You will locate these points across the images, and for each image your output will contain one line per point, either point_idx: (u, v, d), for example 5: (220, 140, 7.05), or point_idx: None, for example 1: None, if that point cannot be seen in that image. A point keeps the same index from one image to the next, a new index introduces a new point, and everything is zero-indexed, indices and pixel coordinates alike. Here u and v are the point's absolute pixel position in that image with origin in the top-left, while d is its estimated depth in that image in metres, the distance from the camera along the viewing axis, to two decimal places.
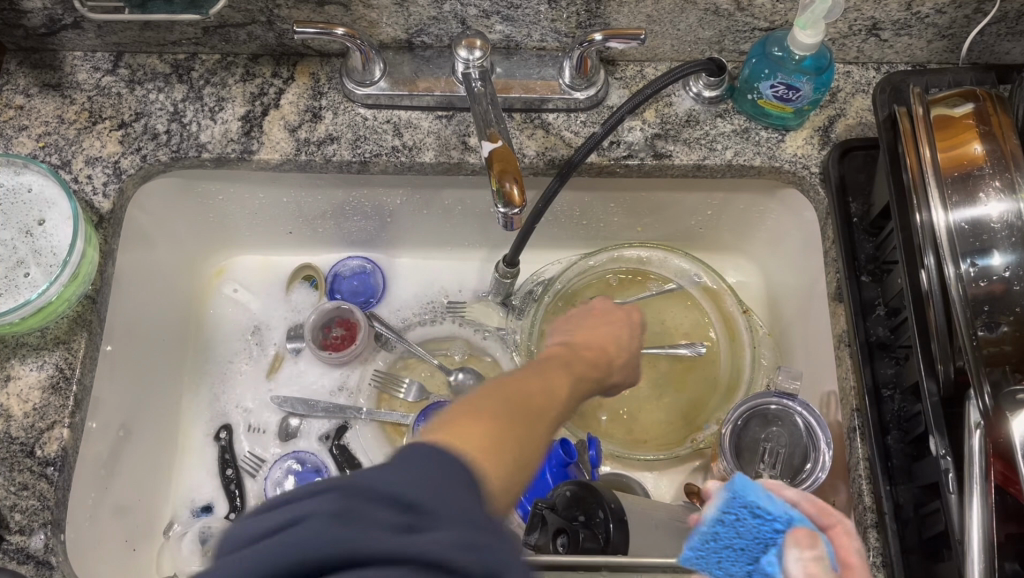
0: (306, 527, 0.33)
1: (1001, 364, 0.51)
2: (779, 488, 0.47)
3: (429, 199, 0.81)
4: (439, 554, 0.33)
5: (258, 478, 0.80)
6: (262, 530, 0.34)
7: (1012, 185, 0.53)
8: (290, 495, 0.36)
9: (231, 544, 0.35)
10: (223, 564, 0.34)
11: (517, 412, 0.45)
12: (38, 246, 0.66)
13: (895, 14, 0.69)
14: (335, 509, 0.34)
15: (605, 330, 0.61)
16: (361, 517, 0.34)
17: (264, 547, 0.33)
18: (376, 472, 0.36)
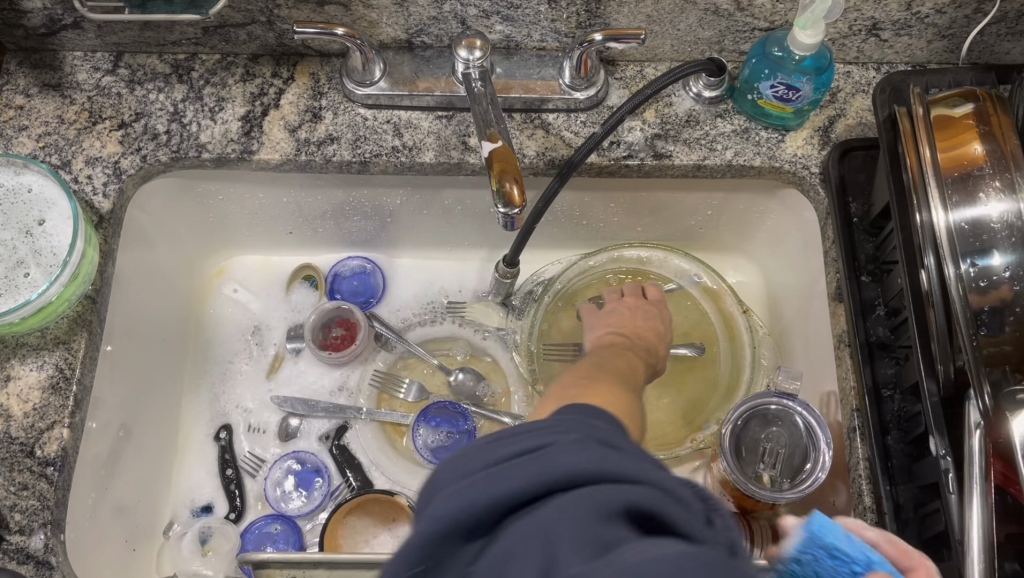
0: (552, 450, 0.38)
1: (1000, 364, 0.51)
2: (858, 528, 0.46)
3: (429, 199, 0.81)
4: (667, 484, 0.37)
5: (259, 478, 0.80)
6: (496, 457, 0.39)
7: (1012, 184, 0.53)
8: (517, 431, 0.41)
9: (464, 469, 0.39)
10: (471, 482, 0.38)
11: (613, 372, 0.65)
12: (38, 246, 0.66)
13: (895, 14, 0.69)
14: (573, 440, 0.39)
15: (652, 316, 0.77)
16: (597, 447, 0.38)
17: (512, 465, 0.38)
18: (581, 422, 0.41)
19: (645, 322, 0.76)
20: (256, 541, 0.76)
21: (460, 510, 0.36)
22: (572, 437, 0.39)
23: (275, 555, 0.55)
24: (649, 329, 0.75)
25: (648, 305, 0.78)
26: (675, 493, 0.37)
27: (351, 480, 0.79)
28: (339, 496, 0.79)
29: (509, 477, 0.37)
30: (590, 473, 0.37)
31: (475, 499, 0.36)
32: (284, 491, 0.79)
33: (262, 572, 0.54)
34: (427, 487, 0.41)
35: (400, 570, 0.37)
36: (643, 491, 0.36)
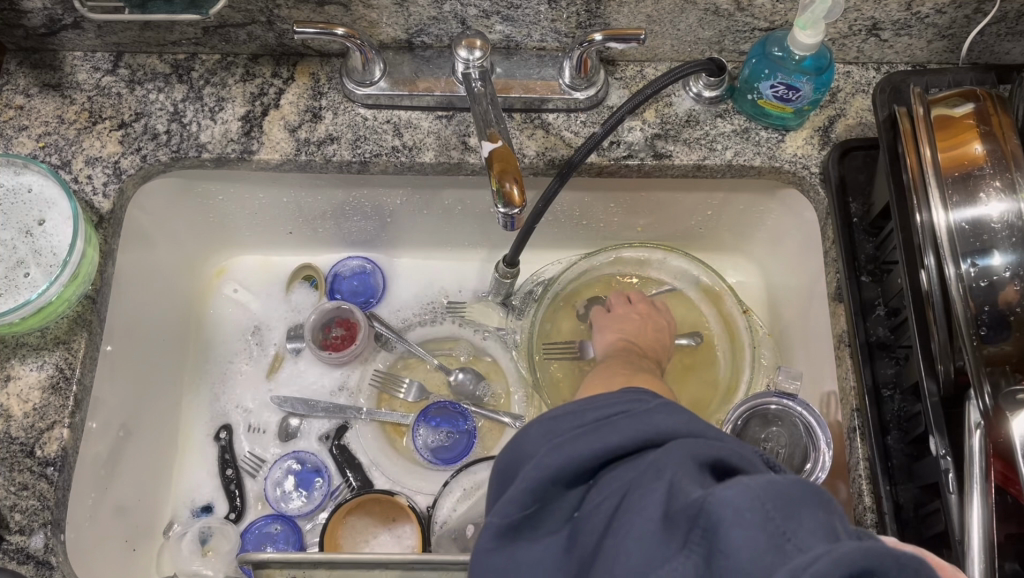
0: (642, 412, 0.44)
1: (1001, 364, 0.51)
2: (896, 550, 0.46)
3: (429, 199, 0.81)
4: (741, 443, 0.43)
5: (259, 478, 0.80)
6: (587, 420, 0.45)
7: (1012, 184, 0.53)
8: (604, 399, 0.47)
9: (560, 431, 0.46)
10: (572, 439, 0.44)
11: (645, 374, 0.70)
12: (38, 246, 0.65)
13: (895, 14, 0.69)
14: (657, 403, 0.45)
15: (661, 323, 0.78)
16: (679, 411, 0.45)
17: (605, 424, 0.44)
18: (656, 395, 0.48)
19: (657, 328, 0.78)
20: (256, 542, 0.76)
21: (564, 461, 0.43)
22: (654, 402, 0.45)
23: (275, 555, 0.55)
24: (662, 338, 0.77)
25: (657, 312, 0.80)
26: (750, 452, 0.43)
27: (351, 480, 0.79)
28: (340, 496, 0.79)
29: (605, 433, 0.43)
30: (676, 430, 0.43)
31: (575, 452, 0.43)
32: (284, 491, 0.79)
33: (262, 572, 0.55)
34: (522, 447, 0.47)
35: (512, 510, 0.44)
36: (727, 444, 0.42)
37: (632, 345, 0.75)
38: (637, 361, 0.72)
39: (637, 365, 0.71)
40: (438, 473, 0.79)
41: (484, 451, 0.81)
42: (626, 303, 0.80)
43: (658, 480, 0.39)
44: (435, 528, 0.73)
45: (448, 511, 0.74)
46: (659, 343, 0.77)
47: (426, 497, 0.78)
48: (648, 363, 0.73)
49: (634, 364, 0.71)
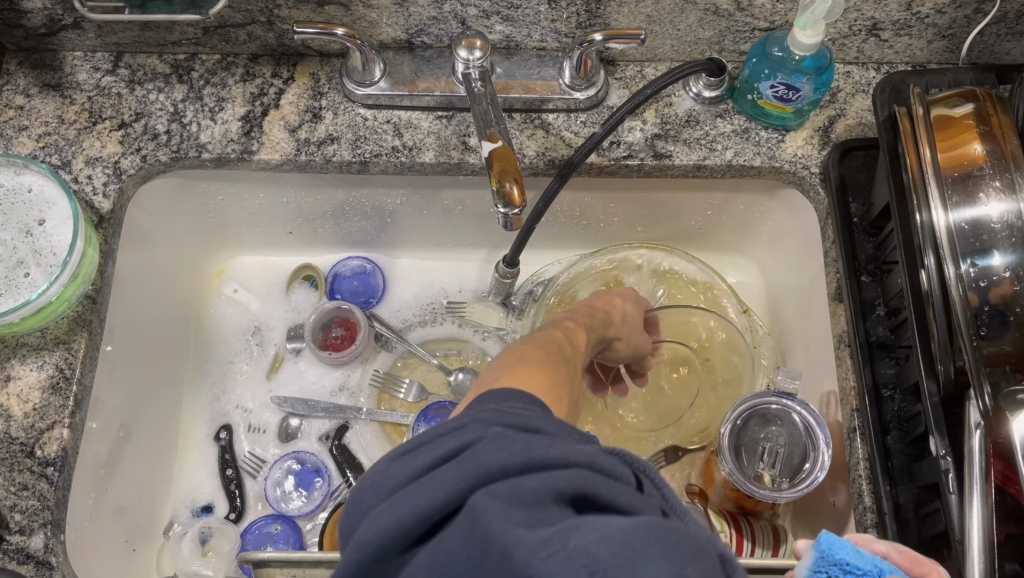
0: (470, 454, 0.36)
1: (1000, 364, 0.51)
2: (868, 540, 0.47)
3: (429, 199, 0.81)
4: (590, 456, 0.35)
5: (259, 478, 0.80)
6: (414, 471, 0.37)
7: (1012, 185, 0.53)
8: (439, 436, 0.39)
9: (387, 487, 0.37)
10: (396, 500, 0.36)
11: (535, 359, 0.57)
12: (38, 246, 0.66)
13: (895, 14, 0.69)
14: (492, 433, 0.37)
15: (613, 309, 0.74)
16: (516, 438, 0.36)
17: (430, 477, 0.36)
18: (500, 417, 0.40)
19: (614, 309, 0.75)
20: (256, 542, 0.76)
21: (384, 532, 0.35)
22: (486, 435, 0.37)
23: (275, 554, 0.55)
24: (613, 316, 0.74)
25: (622, 299, 0.77)
26: (603, 466, 0.35)
27: (351, 480, 0.79)
28: (339, 496, 0.79)
29: (430, 489, 0.35)
30: (508, 469, 0.35)
31: (394, 521, 0.35)
32: (284, 491, 0.79)
33: (262, 572, 0.55)
34: (353, 506, 0.39)
35: None
36: (565, 471, 0.34)
37: (576, 313, 0.71)
38: (577, 325, 0.68)
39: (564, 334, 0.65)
40: None
41: None
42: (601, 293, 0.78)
43: (475, 534, 0.33)
44: None
45: None
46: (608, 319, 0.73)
47: None
48: (580, 331, 0.67)
49: (559, 323, 0.68)
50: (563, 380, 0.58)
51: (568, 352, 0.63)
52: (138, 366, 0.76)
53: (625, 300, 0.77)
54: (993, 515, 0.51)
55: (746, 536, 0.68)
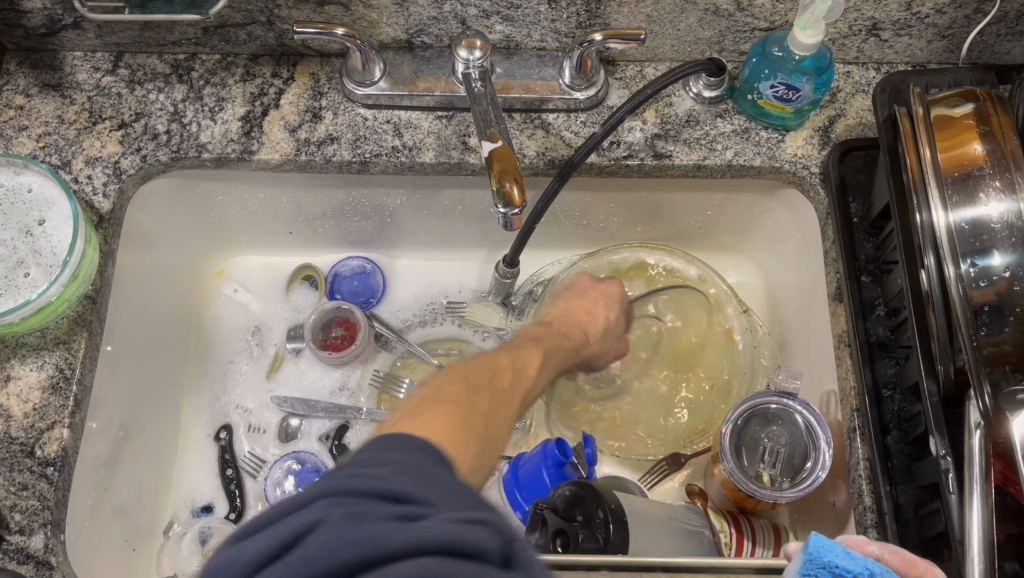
0: (309, 547, 0.34)
1: (1000, 364, 0.51)
2: (861, 543, 0.46)
3: (429, 199, 0.81)
4: (445, 535, 0.33)
5: (259, 478, 0.80)
6: (254, 559, 0.35)
7: (1012, 184, 0.53)
8: (283, 516, 0.36)
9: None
10: None
11: (460, 395, 0.53)
12: (38, 246, 0.66)
13: (895, 14, 0.69)
14: (337, 515, 0.35)
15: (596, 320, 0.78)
16: (362, 521, 0.34)
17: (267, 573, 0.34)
18: (354, 479, 0.37)
19: (596, 314, 0.78)
20: None
21: None
22: (334, 516, 0.35)
23: None
24: (590, 324, 0.77)
25: (610, 298, 0.80)
26: (458, 545, 0.33)
27: None
28: None
29: None
30: (350, 559, 0.33)
31: None
32: (284, 491, 0.78)
33: None
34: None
35: None
36: (413, 559, 0.33)
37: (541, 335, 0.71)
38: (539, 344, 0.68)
39: (529, 354, 0.65)
40: None
41: None
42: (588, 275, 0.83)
43: None
44: None
45: None
46: (587, 326, 0.76)
47: None
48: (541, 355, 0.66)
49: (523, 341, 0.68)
50: (486, 419, 0.52)
51: (524, 376, 0.62)
52: (139, 368, 0.76)
53: (610, 307, 0.80)
54: (993, 515, 0.51)
55: (747, 536, 0.68)
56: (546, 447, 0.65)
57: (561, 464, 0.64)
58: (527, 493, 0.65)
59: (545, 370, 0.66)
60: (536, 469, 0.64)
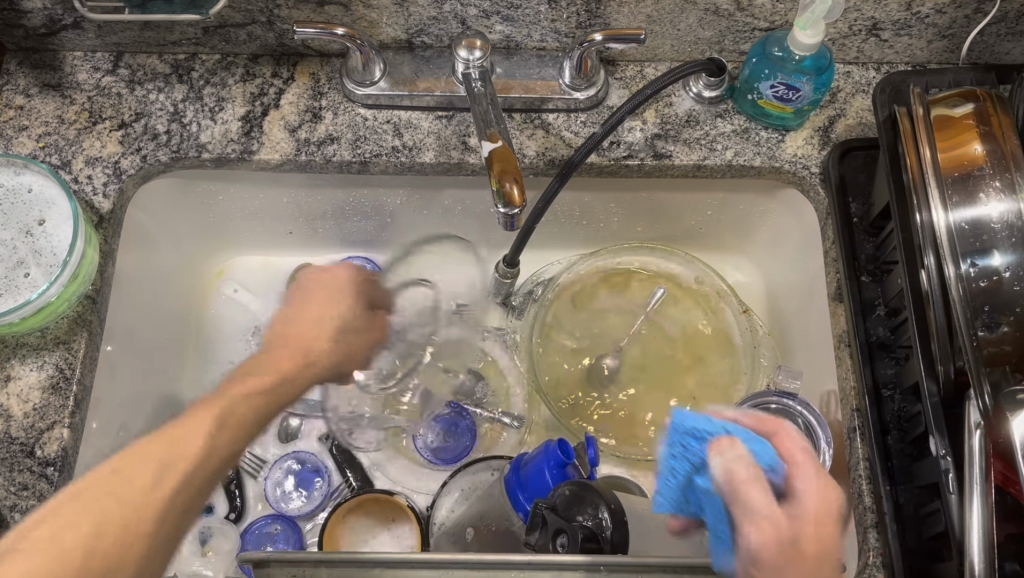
0: None
1: (1001, 364, 0.51)
2: (719, 413, 0.53)
3: (429, 199, 0.81)
4: None
5: (259, 478, 0.80)
6: None
7: (1012, 185, 0.53)
8: None
9: None
10: None
11: (94, 515, 0.49)
12: (38, 246, 0.66)
13: (895, 14, 0.69)
14: None
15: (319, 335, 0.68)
16: None
17: None
18: None
19: (325, 322, 0.69)
20: (256, 542, 0.76)
21: None
22: None
23: (275, 553, 0.50)
24: (284, 367, 0.65)
25: (355, 304, 0.71)
26: None
27: (351, 480, 0.79)
28: (339, 496, 0.79)
29: None
30: None
31: None
32: (284, 491, 0.80)
33: (262, 573, 0.50)
34: None
35: None
36: None
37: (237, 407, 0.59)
38: (215, 411, 0.58)
39: (189, 431, 0.56)
40: (438, 473, 0.80)
41: (484, 451, 0.81)
42: (317, 272, 0.73)
43: None
44: (434, 528, 0.72)
45: (446, 513, 0.73)
46: (286, 365, 0.65)
47: (426, 497, 0.79)
48: (209, 430, 0.56)
49: (192, 413, 0.58)
50: (125, 531, 0.50)
51: (181, 468, 0.54)
52: (139, 368, 0.76)
53: (344, 301, 0.70)
54: (994, 515, 0.51)
55: None
56: (548, 447, 0.64)
57: (564, 464, 0.63)
58: (528, 492, 0.64)
59: (221, 436, 0.57)
60: (539, 468, 0.64)
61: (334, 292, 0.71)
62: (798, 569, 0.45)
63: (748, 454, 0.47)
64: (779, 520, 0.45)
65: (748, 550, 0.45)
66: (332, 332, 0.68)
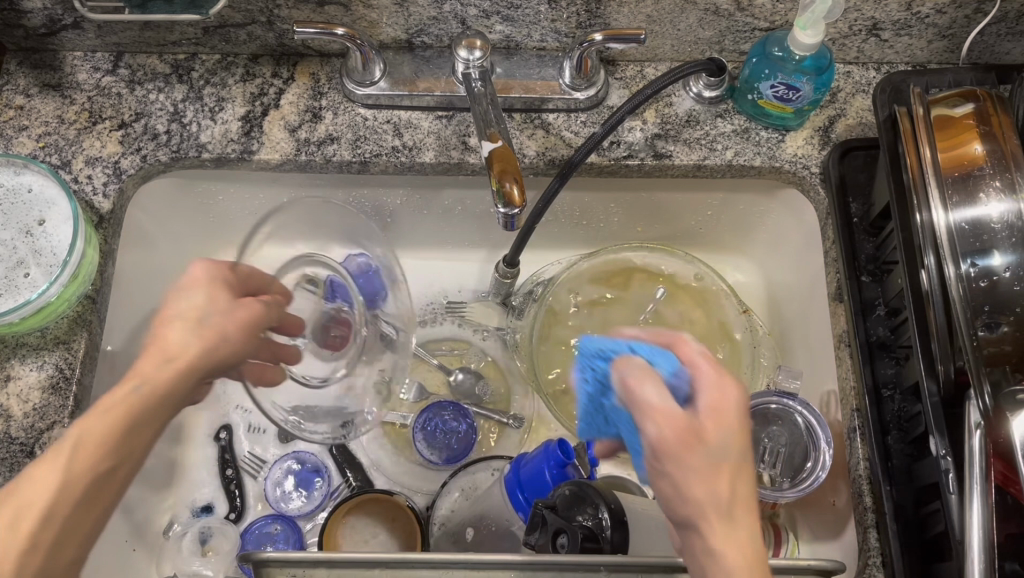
0: None
1: (1001, 364, 0.51)
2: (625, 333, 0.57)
3: (429, 199, 0.82)
4: None
5: (259, 478, 0.80)
6: None
7: (1012, 184, 0.53)
8: None
9: None
10: None
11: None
12: (38, 246, 0.66)
13: (895, 14, 0.69)
14: None
15: (175, 344, 0.52)
16: None
17: None
18: None
19: (190, 321, 0.53)
20: (256, 542, 0.76)
21: None
22: None
23: (275, 553, 0.50)
24: (145, 379, 0.50)
25: (217, 293, 0.55)
26: None
27: (352, 480, 0.80)
28: (339, 496, 0.79)
29: None
30: None
31: None
32: (284, 491, 0.79)
33: (262, 573, 0.50)
34: None
35: None
36: None
37: (86, 438, 0.48)
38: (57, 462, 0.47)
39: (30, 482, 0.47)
40: (438, 473, 0.80)
41: (484, 451, 0.81)
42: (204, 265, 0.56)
43: None
44: (434, 528, 0.72)
45: (446, 512, 0.73)
46: (142, 380, 0.50)
47: (426, 497, 0.79)
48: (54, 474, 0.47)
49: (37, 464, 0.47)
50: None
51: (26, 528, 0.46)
52: None
53: (197, 293, 0.54)
54: (993, 517, 0.51)
55: None
56: (548, 447, 0.64)
57: (564, 464, 0.63)
58: (529, 492, 0.64)
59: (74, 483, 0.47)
60: (539, 468, 0.64)
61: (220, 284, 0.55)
62: (696, 459, 0.44)
63: (637, 360, 0.49)
64: (667, 410, 0.45)
65: (647, 443, 0.46)
66: (201, 332, 0.53)
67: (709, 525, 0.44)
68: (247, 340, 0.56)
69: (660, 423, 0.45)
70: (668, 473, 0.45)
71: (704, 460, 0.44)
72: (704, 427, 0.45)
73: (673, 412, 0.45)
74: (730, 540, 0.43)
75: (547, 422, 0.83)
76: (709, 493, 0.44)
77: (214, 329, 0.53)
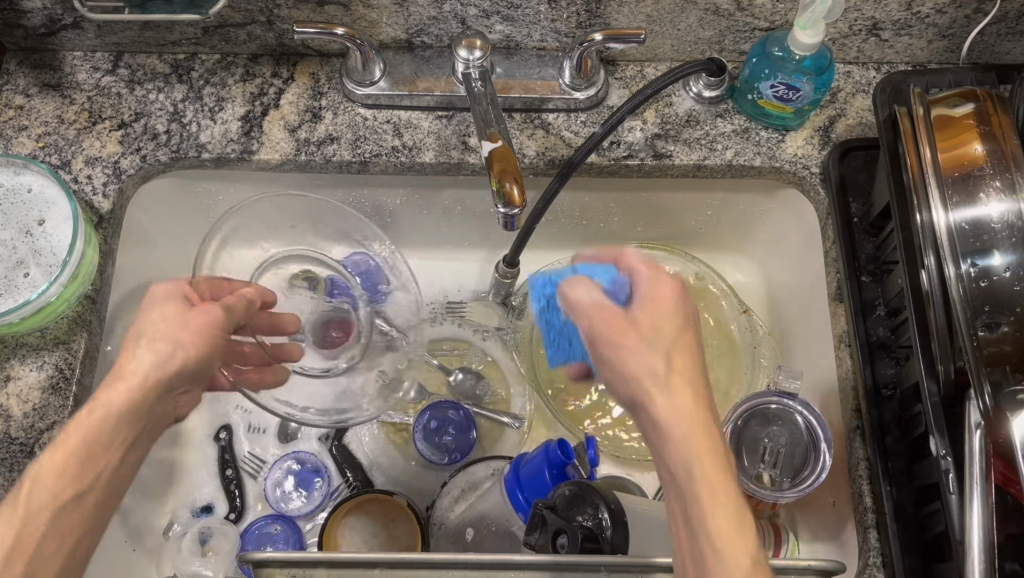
0: None
1: (1001, 364, 0.51)
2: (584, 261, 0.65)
3: (429, 199, 0.82)
4: None
5: (259, 478, 0.80)
6: None
7: (1012, 184, 0.53)
8: None
9: None
10: None
11: None
12: (38, 246, 0.66)
13: (895, 14, 0.69)
14: None
15: (127, 362, 0.53)
16: None
17: None
18: None
19: (143, 341, 0.54)
20: (256, 542, 0.76)
21: None
22: None
23: (275, 553, 0.50)
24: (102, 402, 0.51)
25: (173, 311, 0.56)
26: None
27: (351, 480, 0.79)
28: (339, 496, 0.79)
29: None
30: None
31: None
32: (284, 491, 0.79)
33: (262, 573, 0.50)
34: None
35: None
36: None
37: (41, 475, 0.48)
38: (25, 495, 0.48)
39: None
40: (439, 473, 0.80)
41: (484, 451, 0.81)
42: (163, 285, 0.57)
43: None
44: (434, 528, 0.72)
45: (446, 512, 0.72)
46: (100, 403, 0.51)
47: (426, 497, 0.79)
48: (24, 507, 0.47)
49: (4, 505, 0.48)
50: None
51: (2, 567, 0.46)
52: None
53: (152, 313, 0.55)
54: (993, 517, 0.51)
55: None
56: (548, 448, 0.64)
57: (564, 465, 0.63)
58: (528, 492, 0.64)
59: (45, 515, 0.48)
60: (539, 468, 0.64)
61: (177, 300, 0.56)
62: (627, 339, 0.51)
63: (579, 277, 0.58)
64: (597, 308, 0.53)
65: (588, 340, 0.53)
66: (156, 350, 0.54)
67: (647, 394, 0.49)
68: (207, 347, 0.56)
69: (591, 316, 0.53)
70: (607, 359, 0.51)
71: (631, 335, 0.51)
72: (631, 312, 0.52)
73: (600, 303, 0.53)
74: (666, 397, 0.48)
75: (547, 423, 0.83)
76: (642, 366, 0.49)
77: (161, 342, 0.54)
